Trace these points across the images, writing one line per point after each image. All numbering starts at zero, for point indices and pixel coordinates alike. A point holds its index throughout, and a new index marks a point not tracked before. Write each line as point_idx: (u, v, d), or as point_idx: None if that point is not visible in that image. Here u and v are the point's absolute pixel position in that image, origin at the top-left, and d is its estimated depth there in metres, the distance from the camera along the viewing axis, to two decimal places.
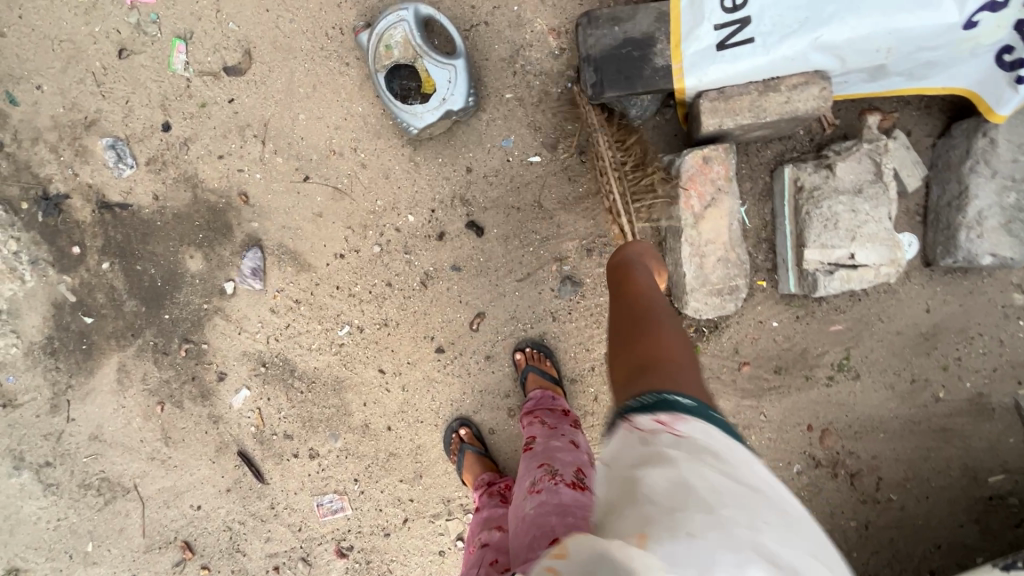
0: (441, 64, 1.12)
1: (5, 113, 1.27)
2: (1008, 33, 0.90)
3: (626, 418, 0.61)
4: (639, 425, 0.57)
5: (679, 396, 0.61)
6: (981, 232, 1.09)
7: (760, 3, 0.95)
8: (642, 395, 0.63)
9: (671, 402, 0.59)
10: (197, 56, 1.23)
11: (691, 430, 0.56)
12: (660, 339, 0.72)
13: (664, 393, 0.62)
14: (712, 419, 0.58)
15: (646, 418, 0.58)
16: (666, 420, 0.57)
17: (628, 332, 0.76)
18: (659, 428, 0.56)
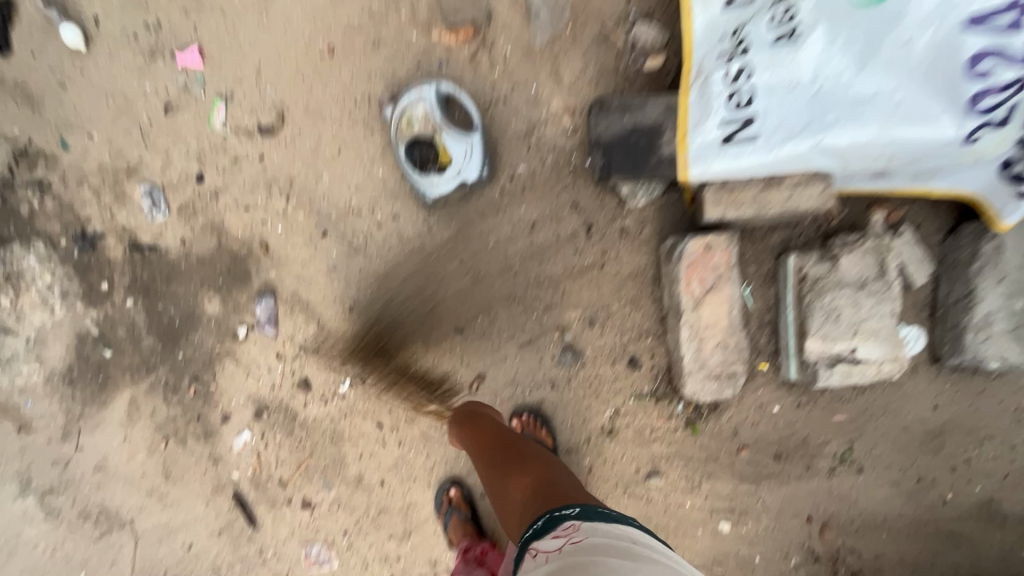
0: (458, 139, 1.18)
1: (57, 156, 1.37)
2: (1010, 147, 0.91)
3: (530, 547, 0.79)
4: (544, 547, 0.76)
5: (566, 510, 0.82)
6: (989, 334, 1.09)
7: (764, 104, 0.99)
8: (537, 523, 0.83)
9: (561, 516, 0.80)
10: (234, 116, 1.32)
11: (584, 534, 0.75)
12: (526, 467, 0.96)
13: (557, 510, 0.83)
14: (592, 513, 0.80)
15: (551, 539, 0.77)
16: (560, 533, 0.77)
17: (504, 465, 0.98)
18: (560, 542, 0.75)
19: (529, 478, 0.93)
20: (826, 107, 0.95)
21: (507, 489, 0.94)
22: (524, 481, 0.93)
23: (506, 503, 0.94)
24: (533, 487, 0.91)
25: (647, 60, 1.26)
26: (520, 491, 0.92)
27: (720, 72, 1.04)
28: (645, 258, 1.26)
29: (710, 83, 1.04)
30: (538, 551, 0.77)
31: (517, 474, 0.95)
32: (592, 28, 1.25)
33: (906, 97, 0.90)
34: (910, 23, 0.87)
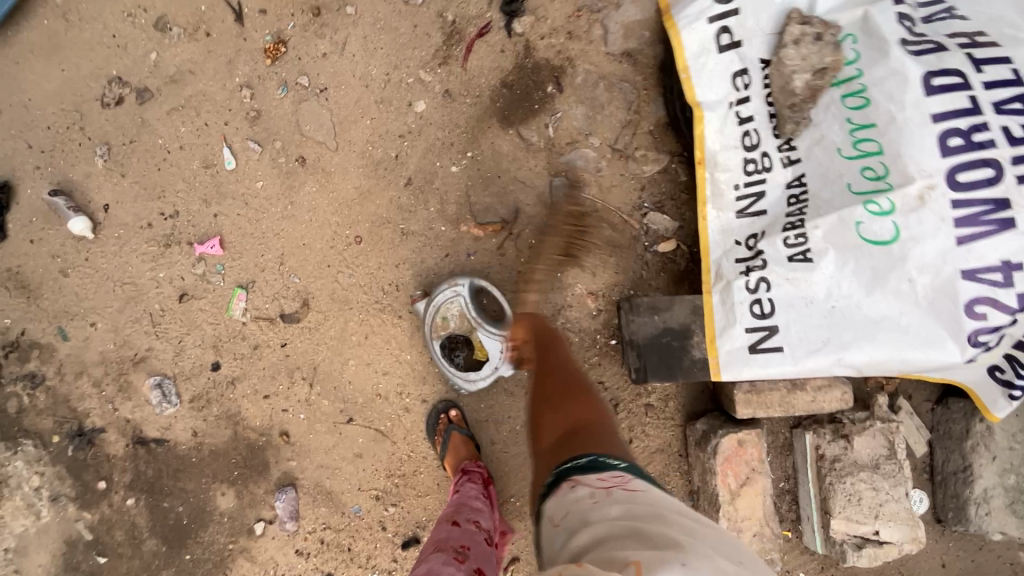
0: (495, 335, 1.23)
1: (53, 347, 1.29)
2: (999, 358, 1.03)
3: (570, 480, 0.73)
4: (588, 482, 0.69)
5: (612, 460, 0.75)
6: (989, 509, 1.19)
7: (785, 317, 1.09)
8: (580, 459, 0.77)
9: (608, 465, 0.73)
10: (255, 303, 1.29)
11: (634, 484, 0.67)
12: (584, 399, 0.94)
13: (600, 456, 0.76)
14: (638, 473, 0.72)
15: (593, 476, 0.71)
16: (607, 478, 0.69)
17: (560, 389, 0.96)
18: (605, 485, 0.68)
19: (588, 414, 0.89)
20: (841, 324, 1.06)
21: (557, 407, 0.93)
22: (578, 414, 0.89)
23: (547, 415, 0.93)
24: (585, 424, 0.87)
25: (660, 242, 1.33)
26: (570, 420, 0.89)
27: (741, 281, 1.14)
28: (671, 431, 1.28)
29: (732, 288, 1.15)
30: (579, 487, 0.69)
31: (578, 406, 0.91)
32: (611, 216, 1.31)
33: (913, 322, 1.01)
34: (915, 263, 0.98)
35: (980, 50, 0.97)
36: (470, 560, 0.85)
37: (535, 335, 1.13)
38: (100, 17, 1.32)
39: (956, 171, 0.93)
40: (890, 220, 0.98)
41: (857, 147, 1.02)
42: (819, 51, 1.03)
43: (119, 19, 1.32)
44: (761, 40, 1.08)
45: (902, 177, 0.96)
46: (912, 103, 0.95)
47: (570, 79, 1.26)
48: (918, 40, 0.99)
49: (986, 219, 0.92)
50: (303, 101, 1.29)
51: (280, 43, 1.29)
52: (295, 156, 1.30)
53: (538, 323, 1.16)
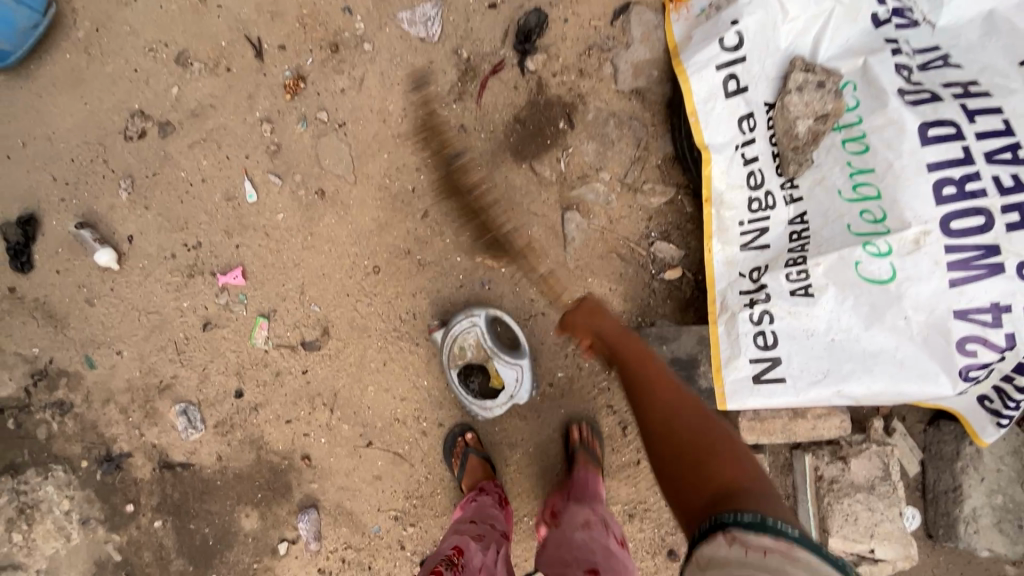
0: (510, 365, 1.29)
1: (81, 375, 1.33)
2: (987, 389, 1.11)
3: (726, 533, 0.64)
4: (755, 548, 0.60)
5: (785, 524, 0.62)
6: (977, 527, 1.26)
7: (788, 349, 1.15)
8: (743, 514, 0.64)
9: (777, 528, 0.61)
10: (277, 331, 1.34)
11: (804, 556, 0.58)
12: (719, 445, 0.76)
13: (768, 519, 0.63)
14: (817, 545, 0.59)
15: (755, 539, 0.61)
16: (779, 545, 0.60)
17: (692, 430, 0.80)
18: (775, 552, 0.59)
19: (732, 466, 0.73)
20: (840, 356, 1.12)
21: (688, 457, 0.76)
22: (725, 470, 0.72)
23: (676, 466, 0.77)
24: (732, 482, 0.70)
25: (667, 270, 1.37)
26: (712, 471, 0.73)
27: (745, 313, 1.19)
28: None
29: (737, 319, 1.19)
30: (746, 545, 0.61)
31: (716, 459, 0.74)
32: (620, 246, 1.36)
33: (907, 356, 1.07)
34: (910, 303, 1.04)
35: (973, 101, 1.03)
36: (485, 539, 1.06)
37: (621, 350, 0.98)
38: (122, 51, 1.35)
39: (950, 218, 0.98)
40: (887, 262, 1.04)
41: (857, 190, 1.08)
42: (821, 97, 1.08)
43: (141, 53, 1.35)
44: (766, 85, 1.13)
45: (899, 221, 1.02)
46: (909, 151, 1.01)
47: (581, 115, 1.30)
48: (914, 90, 1.05)
49: (977, 264, 0.98)
50: (322, 136, 1.33)
51: (300, 78, 1.33)
52: (315, 188, 1.33)
53: (613, 319, 1.05)
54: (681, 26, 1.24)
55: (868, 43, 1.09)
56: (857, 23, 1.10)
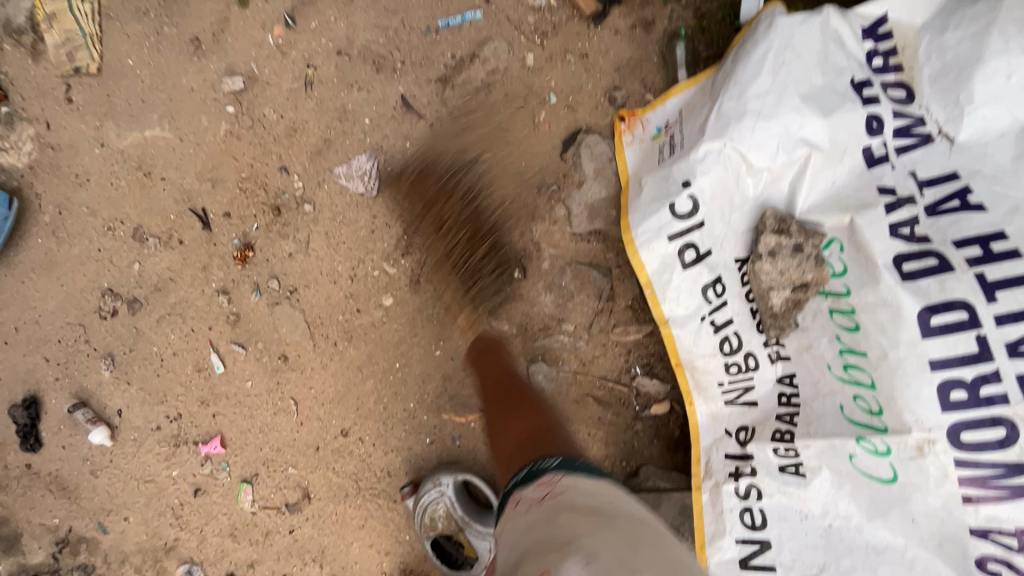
0: (482, 534, 1.24)
1: (97, 540, 1.42)
2: None
3: (515, 497, 0.74)
4: (528, 497, 0.70)
5: (546, 461, 0.77)
6: None
7: (778, 532, 1.01)
8: (519, 472, 0.78)
9: (540, 467, 0.75)
10: (261, 493, 1.37)
11: (566, 484, 0.68)
12: (526, 405, 0.96)
13: (535, 463, 0.78)
14: (571, 465, 0.73)
15: (532, 490, 0.71)
16: (543, 484, 0.71)
17: (512, 390, 1.02)
18: (542, 494, 0.69)
19: (526, 420, 0.91)
20: (839, 548, 0.96)
21: (506, 419, 0.94)
22: (521, 422, 0.91)
23: (502, 432, 0.93)
24: (529, 428, 0.88)
25: (652, 405, 1.24)
26: (517, 428, 0.90)
27: (730, 485, 1.06)
28: None
29: (722, 491, 1.07)
30: (525, 500, 0.70)
31: (521, 411, 0.94)
32: (596, 389, 1.24)
33: (919, 559, 0.89)
34: (919, 509, 0.87)
35: (995, 266, 0.81)
36: None
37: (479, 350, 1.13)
38: (85, 232, 1.37)
39: (960, 428, 0.81)
40: (887, 461, 0.88)
41: (847, 370, 0.92)
42: (798, 265, 0.91)
43: (101, 232, 1.37)
44: (735, 241, 0.97)
45: (898, 420, 0.86)
46: (906, 342, 0.84)
47: (536, 263, 1.18)
48: (913, 256, 0.85)
49: (995, 484, 0.80)
50: (276, 303, 1.30)
51: (247, 247, 1.29)
52: (277, 354, 1.32)
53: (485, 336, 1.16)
54: (634, 151, 1.10)
55: (858, 192, 0.89)
56: (844, 162, 0.90)
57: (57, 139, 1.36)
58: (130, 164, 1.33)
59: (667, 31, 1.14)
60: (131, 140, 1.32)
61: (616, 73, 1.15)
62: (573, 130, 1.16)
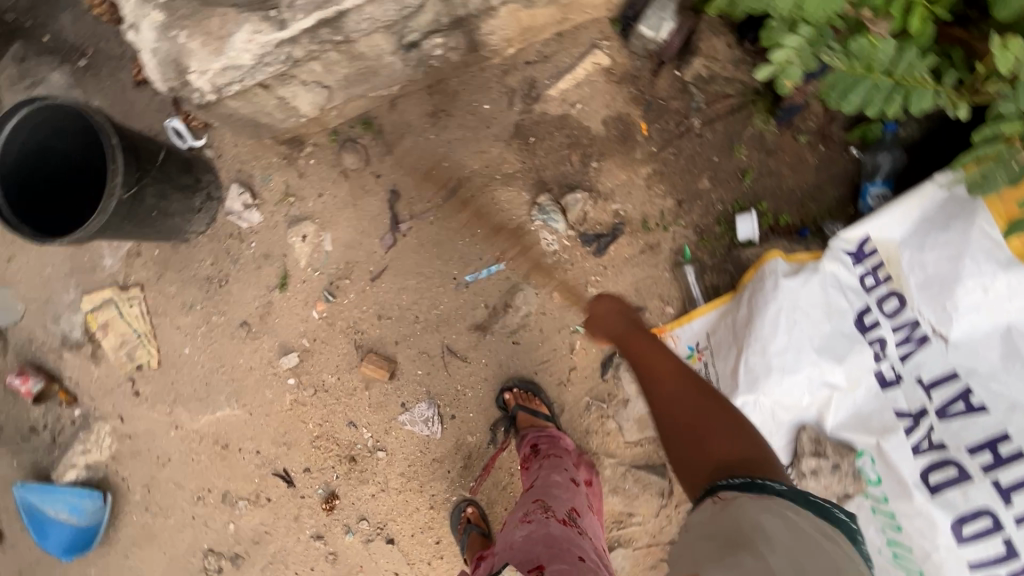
0: None
1: None
2: None
3: (714, 493, 0.78)
4: (728, 498, 0.75)
5: (771, 481, 0.76)
6: None
7: None
8: (734, 479, 0.78)
9: (763, 485, 0.75)
10: None
11: (772, 508, 0.71)
12: (708, 392, 0.90)
13: (757, 479, 0.76)
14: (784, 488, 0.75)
15: (737, 494, 0.75)
16: (756, 497, 0.74)
17: (667, 359, 0.95)
18: (747, 502, 0.73)
19: (728, 425, 0.85)
20: None
21: (711, 428, 0.84)
22: (731, 433, 0.83)
23: (673, 420, 0.88)
24: (730, 456, 0.81)
25: None
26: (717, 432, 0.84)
27: None
28: None
29: None
30: (717, 495, 0.77)
31: (722, 429, 0.84)
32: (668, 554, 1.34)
33: None
34: None
35: (1006, 471, 0.91)
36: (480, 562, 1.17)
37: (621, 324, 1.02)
38: (176, 504, 1.48)
39: None
40: None
41: (896, 558, 1.04)
42: (839, 480, 1.05)
43: (191, 501, 1.48)
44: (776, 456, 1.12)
45: None
46: (945, 546, 0.96)
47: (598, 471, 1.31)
48: (934, 463, 0.97)
49: None
50: (369, 539, 1.43)
51: (333, 496, 1.42)
52: None
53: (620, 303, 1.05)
54: None
55: (878, 413, 1.04)
56: (859, 389, 1.05)
57: (132, 428, 1.46)
58: (208, 440, 1.44)
59: (673, 250, 1.26)
60: (204, 420, 1.43)
61: (636, 294, 1.28)
62: (607, 353, 1.29)
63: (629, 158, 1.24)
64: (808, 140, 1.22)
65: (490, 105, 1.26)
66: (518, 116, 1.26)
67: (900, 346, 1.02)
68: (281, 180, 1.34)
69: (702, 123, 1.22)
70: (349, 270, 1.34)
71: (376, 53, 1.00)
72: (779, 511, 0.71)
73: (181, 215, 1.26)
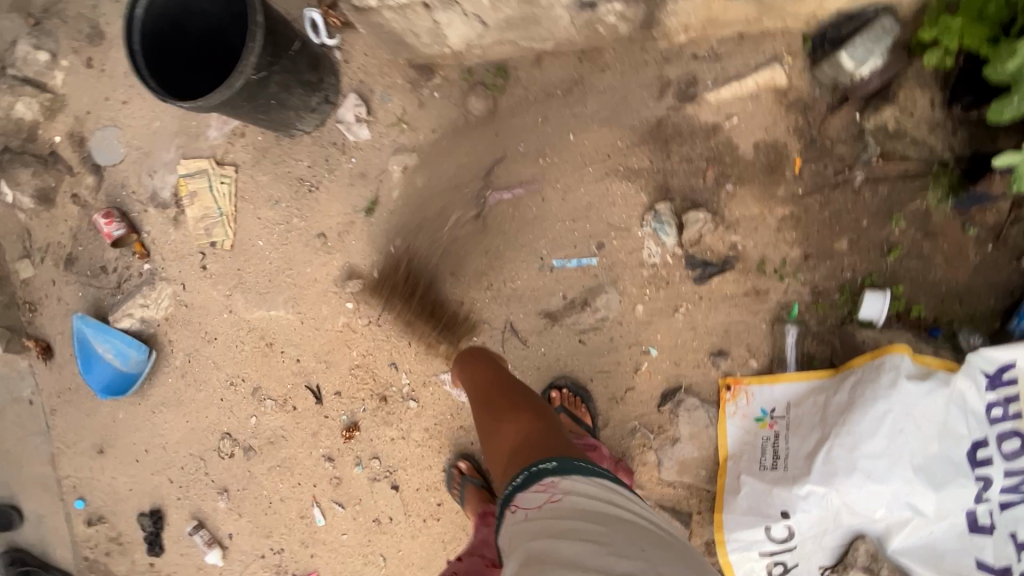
0: None
1: None
2: None
3: (511, 503, 0.77)
4: (524, 503, 0.74)
5: (544, 462, 0.78)
6: None
7: None
8: (547, 462, 0.77)
9: (539, 470, 0.76)
10: None
11: (563, 490, 0.72)
12: (525, 402, 0.95)
13: (533, 466, 0.78)
14: (573, 475, 0.74)
15: (528, 496, 0.74)
16: (544, 488, 0.74)
17: (498, 387, 0.99)
18: (541, 500, 0.72)
19: (522, 422, 0.89)
20: None
21: (495, 426, 0.91)
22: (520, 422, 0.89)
23: (482, 418, 0.95)
24: (532, 444, 0.83)
25: None
26: (511, 432, 0.88)
27: None
28: None
29: None
30: (523, 506, 0.74)
31: (510, 419, 0.91)
32: None
33: None
34: None
35: None
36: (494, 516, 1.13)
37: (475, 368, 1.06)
38: (210, 381, 1.52)
39: None
40: None
41: None
42: None
43: (224, 384, 1.51)
44: (822, 554, 1.03)
45: None
46: None
47: None
48: None
49: None
50: (376, 477, 1.44)
51: (354, 425, 1.42)
52: (372, 517, 1.46)
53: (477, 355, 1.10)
54: (734, 426, 1.15)
55: (955, 554, 0.95)
56: (944, 523, 0.95)
57: (190, 299, 1.49)
58: (255, 333, 1.46)
59: (779, 303, 1.15)
60: (256, 313, 1.45)
61: (723, 336, 1.17)
62: (672, 385, 1.20)
63: (768, 192, 1.12)
64: (978, 234, 1.07)
65: (638, 90, 1.15)
66: (664, 110, 1.14)
67: (1004, 493, 0.93)
68: (400, 103, 1.28)
69: (865, 180, 1.09)
70: (438, 216, 1.29)
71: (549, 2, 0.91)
72: (585, 494, 0.72)
73: (296, 110, 1.22)
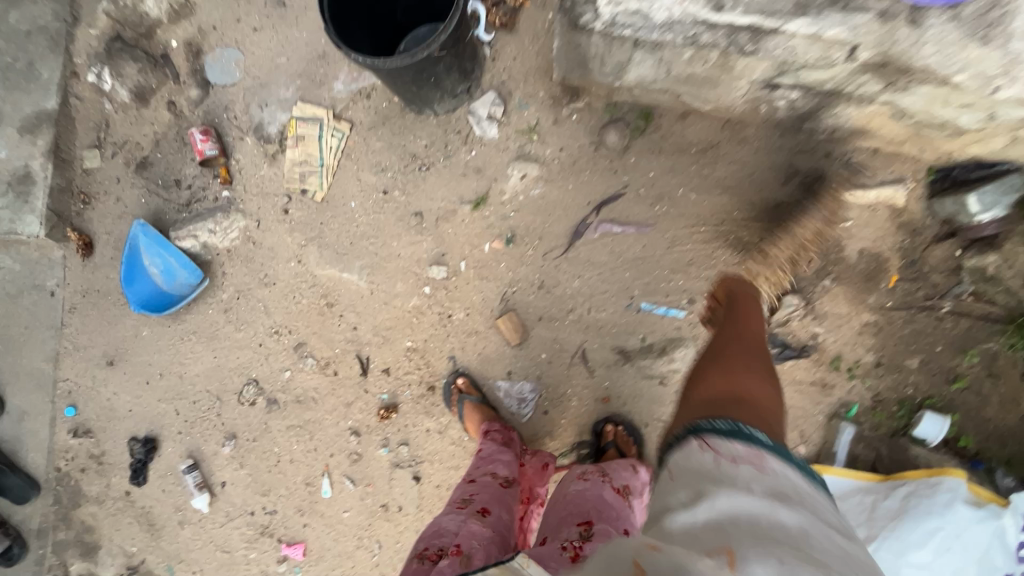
0: None
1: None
2: None
3: (700, 438, 0.63)
4: (716, 447, 0.60)
5: (756, 433, 0.62)
6: None
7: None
8: (720, 422, 0.64)
9: (749, 435, 0.61)
10: None
11: (773, 468, 0.57)
12: (761, 372, 0.78)
13: (742, 425, 0.63)
14: (786, 458, 0.59)
15: (728, 446, 0.60)
16: (746, 451, 0.59)
17: (746, 344, 0.85)
18: (739, 455, 0.58)
19: (756, 386, 0.73)
20: None
21: (719, 368, 0.78)
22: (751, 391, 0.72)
23: (710, 370, 0.79)
24: (750, 395, 0.70)
25: None
26: (734, 387, 0.72)
27: None
28: None
29: None
30: (707, 446, 0.60)
31: (746, 378, 0.75)
32: None
33: None
34: None
35: None
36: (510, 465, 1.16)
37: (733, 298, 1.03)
38: (254, 324, 1.48)
39: None
40: None
41: None
42: None
43: (267, 331, 1.47)
44: None
45: None
46: None
47: None
48: None
49: None
50: (400, 464, 1.42)
51: (393, 407, 1.40)
52: (381, 501, 1.44)
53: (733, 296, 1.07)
54: None
55: None
56: None
57: (260, 238, 1.46)
58: (318, 290, 1.44)
59: (842, 401, 1.21)
60: (326, 271, 1.43)
61: None
62: None
63: (860, 297, 1.20)
64: None
65: (768, 171, 1.22)
66: (786, 196, 1.21)
67: None
68: (536, 114, 1.31)
69: (949, 311, 1.17)
70: (541, 229, 1.32)
71: (742, 73, 0.96)
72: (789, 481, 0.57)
73: (441, 93, 1.25)
